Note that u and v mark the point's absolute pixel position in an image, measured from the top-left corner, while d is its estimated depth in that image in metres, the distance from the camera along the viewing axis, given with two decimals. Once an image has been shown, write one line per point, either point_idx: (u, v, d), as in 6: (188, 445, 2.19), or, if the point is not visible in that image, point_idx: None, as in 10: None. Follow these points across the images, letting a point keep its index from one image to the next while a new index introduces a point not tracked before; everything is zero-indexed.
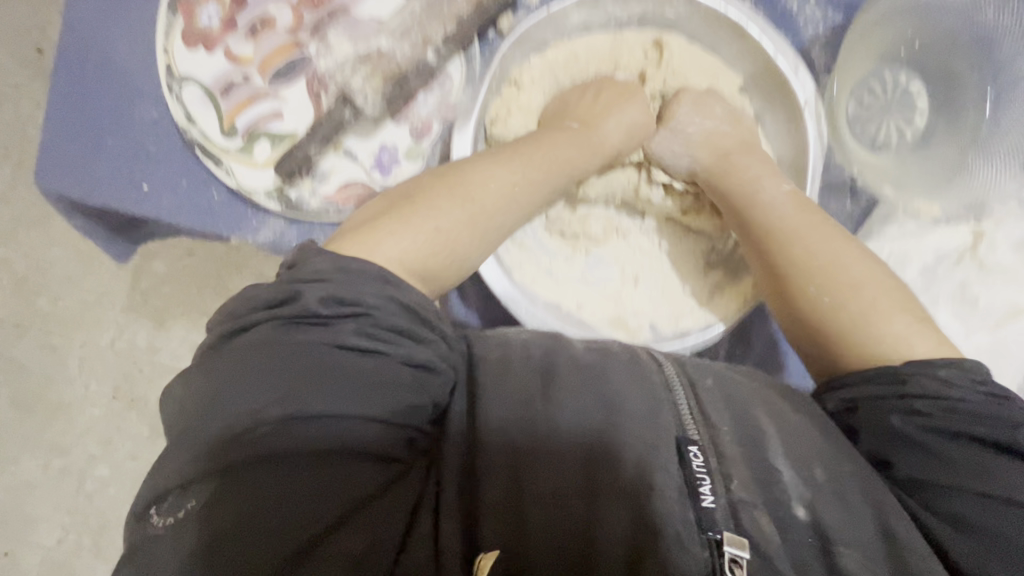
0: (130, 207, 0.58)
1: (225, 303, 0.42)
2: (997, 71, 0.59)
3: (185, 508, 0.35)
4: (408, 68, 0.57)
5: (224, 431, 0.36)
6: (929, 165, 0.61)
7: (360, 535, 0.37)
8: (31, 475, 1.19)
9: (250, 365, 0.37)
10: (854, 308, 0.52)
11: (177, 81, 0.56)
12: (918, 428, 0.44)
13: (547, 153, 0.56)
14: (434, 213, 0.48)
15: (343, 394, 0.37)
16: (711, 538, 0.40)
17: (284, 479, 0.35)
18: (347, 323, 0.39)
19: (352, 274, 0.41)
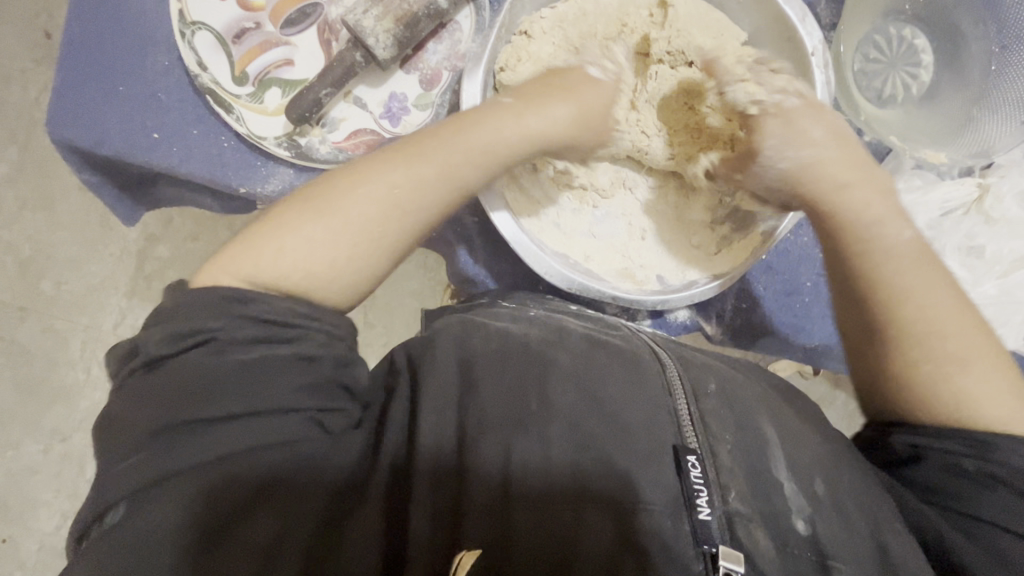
0: (141, 154, 0.59)
1: (112, 353, 0.43)
2: (1002, 23, 0.59)
3: (113, 517, 0.36)
4: (419, 9, 0.55)
5: (130, 460, 0.37)
6: (935, 117, 0.62)
7: (284, 533, 0.38)
8: (32, 460, 1.19)
9: (167, 383, 0.39)
10: (918, 332, 0.48)
11: (190, 26, 0.56)
12: (978, 471, 0.44)
13: (470, 138, 0.49)
14: (316, 231, 0.45)
15: (236, 400, 0.39)
16: (707, 552, 0.39)
17: (195, 484, 0.37)
18: (196, 350, 0.39)
19: (195, 303, 0.41)
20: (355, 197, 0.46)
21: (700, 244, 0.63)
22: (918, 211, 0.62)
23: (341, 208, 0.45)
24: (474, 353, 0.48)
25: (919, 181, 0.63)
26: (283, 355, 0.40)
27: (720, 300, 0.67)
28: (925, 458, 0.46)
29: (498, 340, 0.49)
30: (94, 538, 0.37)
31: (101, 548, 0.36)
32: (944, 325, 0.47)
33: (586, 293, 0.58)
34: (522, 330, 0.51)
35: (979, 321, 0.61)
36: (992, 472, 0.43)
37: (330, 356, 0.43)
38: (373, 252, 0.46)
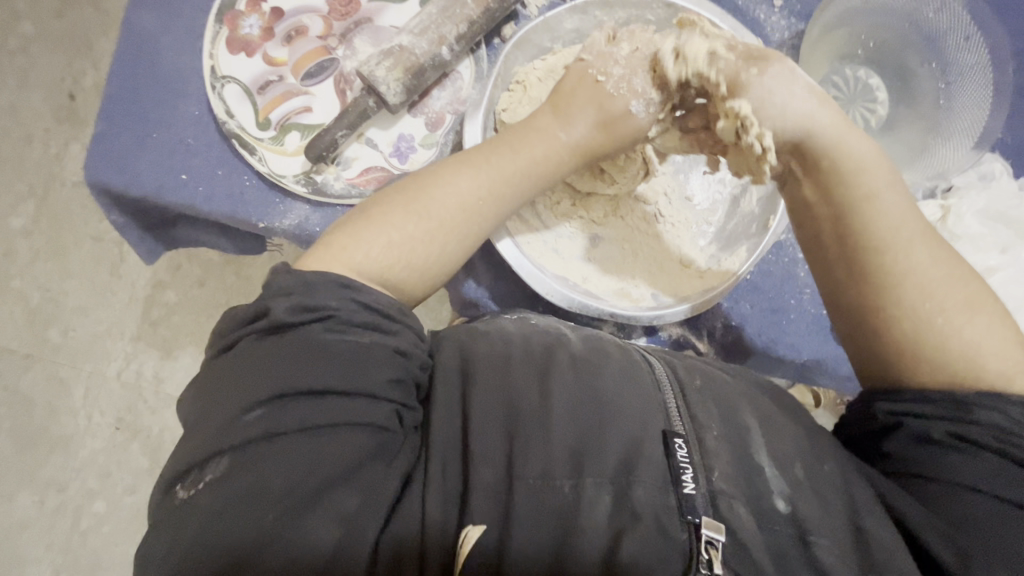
0: (169, 194, 0.64)
1: (224, 315, 0.48)
2: (946, 65, 0.67)
3: (205, 480, 0.40)
4: (426, 61, 0.61)
5: (247, 417, 0.41)
6: (895, 146, 0.69)
7: (362, 509, 0.41)
8: (25, 513, 1.18)
9: (268, 359, 0.43)
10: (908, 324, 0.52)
11: (220, 80, 0.63)
12: (946, 433, 0.48)
13: (523, 155, 0.56)
14: (390, 247, 0.51)
15: (344, 380, 0.43)
16: (692, 523, 0.42)
17: (299, 450, 0.40)
18: (315, 325, 0.44)
19: (315, 283, 0.46)
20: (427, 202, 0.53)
21: (691, 263, 0.67)
22: None
23: (418, 228, 0.52)
24: (474, 353, 0.50)
25: None
26: (384, 347, 0.45)
27: (710, 319, 0.70)
28: (902, 426, 0.50)
29: (500, 342, 0.52)
30: (191, 485, 0.40)
31: (202, 495, 0.40)
32: (932, 276, 0.52)
33: (585, 311, 0.62)
34: (520, 335, 0.53)
35: None
36: (962, 435, 0.47)
37: (416, 356, 0.48)
38: (445, 261, 0.54)
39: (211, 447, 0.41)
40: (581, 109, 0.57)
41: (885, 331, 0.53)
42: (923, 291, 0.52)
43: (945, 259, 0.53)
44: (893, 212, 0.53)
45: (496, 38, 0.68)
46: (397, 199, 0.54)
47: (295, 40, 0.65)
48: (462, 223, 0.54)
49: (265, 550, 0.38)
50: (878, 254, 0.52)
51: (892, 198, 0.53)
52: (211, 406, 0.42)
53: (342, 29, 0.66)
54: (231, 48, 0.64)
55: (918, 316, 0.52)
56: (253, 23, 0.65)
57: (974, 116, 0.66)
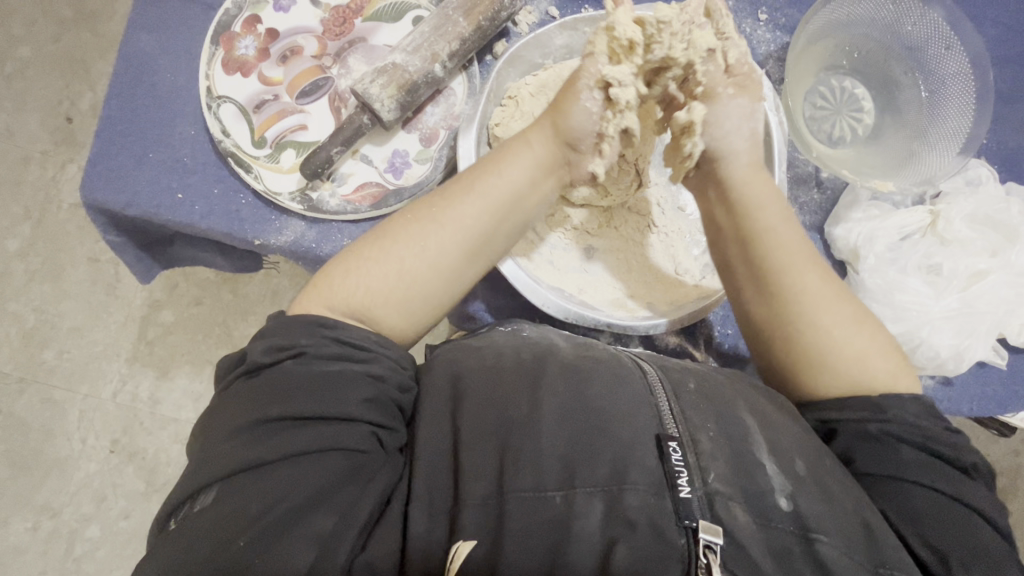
0: (166, 213, 0.65)
1: (221, 362, 0.50)
2: (927, 75, 0.69)
3: (189, 514, 0.40)
4: (419, 78, 0.62)
5: (226, 449, 0.41)
6: (883, 153, 0.70)
7: (337, 531, 0.40)
8: (18, 540, 1.16)
9: (246, 395, 0.43)
10: (809, 344, 0.53)
11: (216, 100, 0.64)
12: (881, 432, 0.49)
13: (495, 174, 0.55)
14: (358, 280, 0.51)
15: (316, 406, 0.43)
16: (689, 527, 0.42)
17: (270, 479, 0.40)
18: (289, 361, 0.45)
19: (290, 323, 0.47)
20: (406, 236, 0.52)
21: (685, 272, 0.68)
22: (880, 236, 0.67)
23: (384, 259, 0.52)
24: (465, 368, 0.50)
25: (876, 210, 0.68)
26: (354, 372, 0.45)
27: (707, 328, 0.70)
28: (839, 432, 0.51)
29: (491, 356, 0.52)
30: (179, 520, 0.41)
31: (185, 528, 0.40)
32: (829, 307, 0.53)
33: (582, 322, 0.63)
34: (511, 347, 0.53)
35: (948, 334, 0.65)
36: (887, 431, 0.49)
37: (393, 379, 0.47)
38: (423, 294, 0.52)
39: (196, 482, 0.41)
40: (540, 130, 0.56)
41: (784, 342, 0.54)
42: (818, 309, 0.53)
43: (838, 292, 0.54)
44: (789, 242, 0.55)
45: (488, 55, 0.69)
46: (369, 236, 0.54)
47: (291, 60, 0.66)
48: (428, 250, 0.52)
49: None
50: (784, 277, 0.54)
51: (786, 232, 0.55)
52: (201, 444, 0.43)
53: (337, 48, 0.67)
54: (227, 69, 0.65)
55: (818, 330, 0.53)
56: (249, 44, 0.66)
57: (959, 122, 0.67)
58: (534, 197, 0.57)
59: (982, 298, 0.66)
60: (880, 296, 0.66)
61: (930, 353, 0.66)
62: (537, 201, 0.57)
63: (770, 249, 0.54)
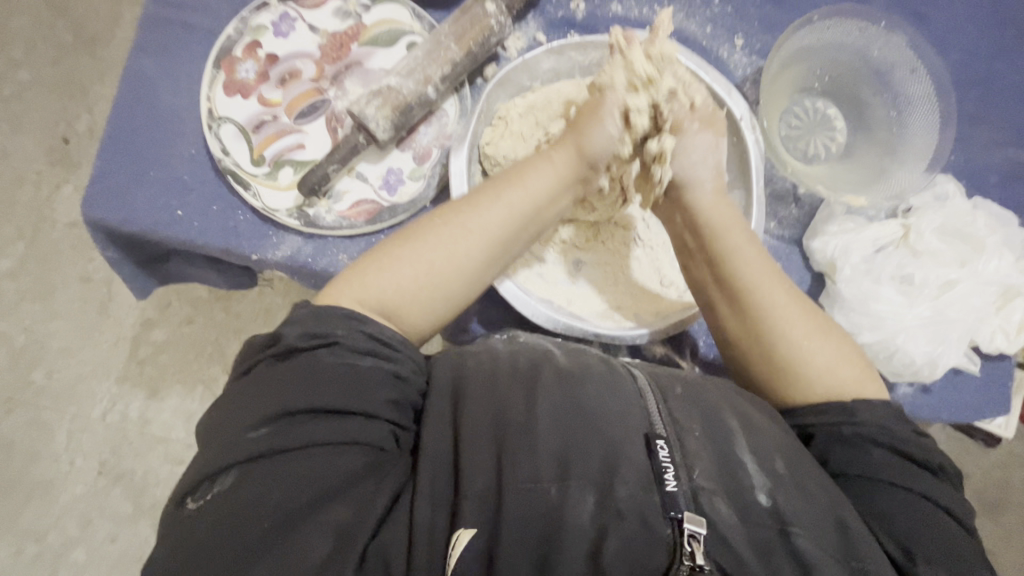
0: (165, 229, 0.67)
1: (246, 346, 0.51)
2: (894, 95, 0.73)
3: (211, 495, 0.41)
4: (412, 100, 0.65)
5: (252, 436, 0.43)
6: (855, 170, 0.74)
7: (354, 521, 0.42)
8: (1, 564, 1.14)
9: (276, 379, 0.45)
10: (784, 355, 0.56)
11: (216, 120, 0.67)
12: (855, 435, 0.51)
13: (521, 187, 0.58)
14: (388, 277, 0.53)
15: (341, 399, 0.45)
16: (675, 518, 0.43)
17: (295, 467, 0.42)
18: (321, 350, 0.47)
19: (325, 314, 0.49)
20: (435, 240, 0.55)
21: (670, 283, 0.70)
22: (855, 248, 0.70)
23: (413, 259, 0.54)
24: (467, 371, 0.52)
25: (851, 223, 0.71)
26: (382, 372, 0.47)
27: (692, 338, 0.72)
28: (813, 436, 0.53)
29: (489, 360, 0.53)
30: (198, 499, 0.42)
31: (207, 509, 0.41)
32: (800, 322, 0.57)
33: (570, 332, 0.65)
34: (508, 352, 0.55)
35: (922, 341, 0.68)
36: (858, 433, 0.51)
37: (415, 381, 0.50)
38: (448, 295, 0.55)
39: (218, 463, 0.42)
40: (564, 148, 0.60)
41: (760, 353, 0.57)
42: (790, 321, 0.57)
43: (805, 306, 0.59)
44: (752, 264, 0.59)
45: (479, 78, 0.72)
46: (399, 235, 0.56)
47: (289, 83, 0.69)
48: (457, 252, 0.55)
49: (259, 561, 0.39)
50: (755, 294, 0.58)
51: (751, 255, 0.60)
52: (222, 425, 0.44)
53: (333, 72, 0.70)
54: (227, 91, 0.68)
55: (785, 340, 0.56)
56: (249, 68, 0.69)
57: (925, 140, 0.71)
58: (552, 211, 0.60)
59: (954, 306, 0.68)
60: (856, 305, 0.69)
61: (906, 360, 0.68)
62: (555, 212, 0.60)
63: (743, 268, 0.59)
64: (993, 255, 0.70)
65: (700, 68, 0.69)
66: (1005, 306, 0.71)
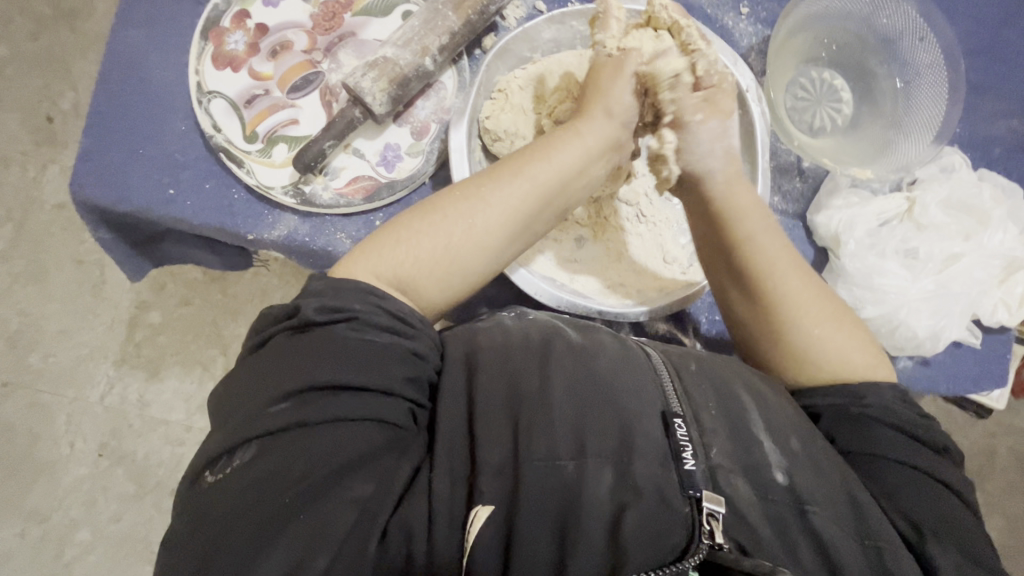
0: (158, 208, 0.65)
1: (259, 317, 0.49)
2: (902, 65, 0.72)
3: (232, 466, 0.41)
4: (410, 71, 0.63)
5: (272, 409, 0.42)
6: (860, 143, 0.72)
7: (375, 495, 0.42)
8: (8, 545, 1.15)
9: (295, 352, 0.44)
10: (801, 332, 0.56)
11: (206, 95, 0.65)
12: (862, 415, 0.51)
13: (545, 160, 0.56)
14: (408, 250, 0.52)
15: (360, 374, 0.44)
16: (693, 497, 0.43)
17: (316, 442, 0.41)
18: (339, 325, 0.46)
19: (343, 287, 0.48)
20: (455, 215, 0.53)
21: (674, 260, 0.70)
22: (859, 222, 0.69)
23: (433, 233, 0.52)
24: (480, 346, 0.52)
25: (856, 197, 0.70)
26: (400, 348, 0.47)
27: (694, 313, 0.72)
28: (821, 417, 0.53)
29: (502, 335, 0.53)
30: (217, 473, 0.41)
31: (227, 484, 0.40)
32: (817, 305, 0.57)
33: (574, 310, 0.64)
34: (519, 327, 0.55)
35: (925, 315, 0.68)
36: (865, 412, 0.51)
37: (431, 359, 0.49)
38: (463, 272, 0.53)
39: (236, 437, 0.41)
40: (591, 119, 0.58)
41: (776, 328, 0.57)
42: (807, 301, 0.56)
43: (822, 291, 0.58)
44: (770, 249, 0.57)
45: (477, 49, 0.70)
46: (416, 209, 0.55)
47: (281, 55, 0.67)
48: (475, 228, 0.53)
49: (283, 534, 0.38)
50: (777, 271, 0.57)
51: (770, 240, 0.58)
52: (240, 398, 0.43)
53: (326, 43, 0.67)
54: (216, 64, 0.65)
55: (798, 326, 0.56)
56: (238, 39, 0.66)
57: (933, 112, 0.70)
58: (577, 184, 0.57)
59: (956, 280, 0.68)
60: (859, 279, 0.68)
61: (908, 334, 0.68)
62: (584, 185, 0.58)
63: (767, 247, 0.58)
64: (998, 228, 0.69)
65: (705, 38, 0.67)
66: (1007, 280, 0.71)
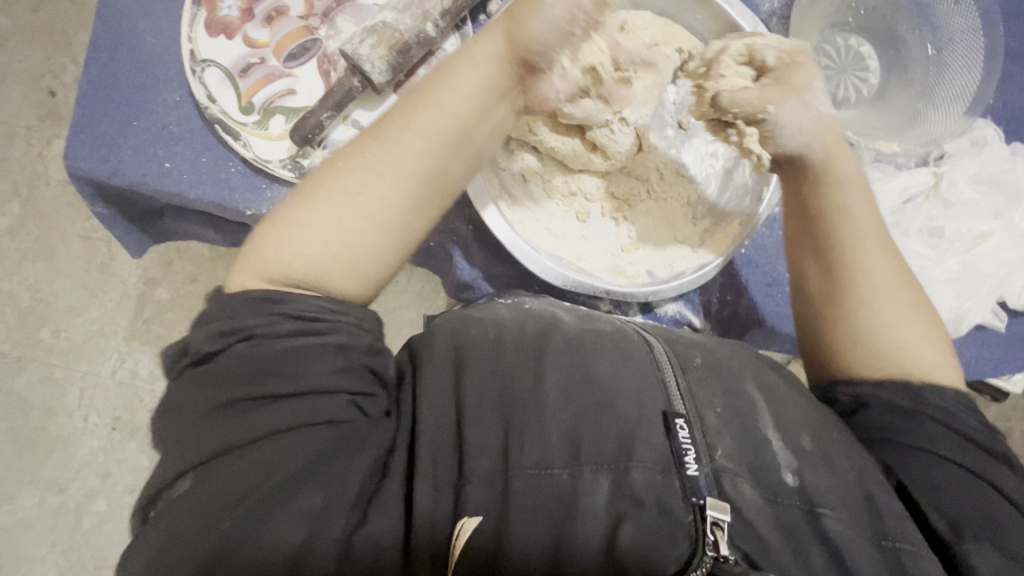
0: (152, 182, 0.63)
1: (166, 353, 0.48)
2: (934, 29, 0.67)
3: (170, 501, 0.41)
4: (411, 37, 0.60)
5: (199, 436, 0.41)
6: (888, 114, 0.68)
7: (326, 505, 0.41)
8: (26, 515, 1.17)
9: (200, 388, 0.43)
10: (889, 317, 0.54)
11: (200, 63, 0.62)
12: (910, 408, 0.50)
13: (438, 106, 0.51)
14: (293, 244, 0.47)
15: (279, 385, 0.42)
16: (697, 504, 0.42)
17: (250, 461, 0.41)
18: (239, 345, 0.43)
19: (233, 305, 0.45)
20: (344, 187, 0.49)
21: (686, 238, 0.67)
22: (881, 199, 0.66)
23: (317, 214, 0.48)
24: (469, 342, 0.50)
25: (878, 172, 0.67)
26: (315, 344, 0.44)
27: (707, 293, 0.70)
28: (866, 406, 0.52)
29: (494, 329, 0.52)
30: (162, 507, 0.41)
31: (171, 516, 0.40)
32: (904, 297, 0.55)
33: (580, 289, 0.62)
34: (513, 320, 0.54)
35: (949, 297, 0.65)
36: (915, 407, 0.50)
37: (354, 343, 0.46)
38: (366, 249, 0.49)
39: (179, 467, 0.41)
40: (483, 48, 0.51)
41: (861, 309, 0.54)
42: (891, 288, 0.55)
43: (914, 289, 0.56)
44: (862, 225, 0.56)
45: (481, 14, 0.67)
46: (299, 191, 0.50)
47: (277, 21, 0.64)
48: (365, 199, 0.48)
49: (233, 560, 0.39)
50: (872, 250, 0.55)
51: (860, 209, 0.56)
52: (176, 431, 0.43)
53: (324, 8, 0.65)
54: (210, 31, 0.63)
55: (871, 309, 0.54)
56: (232, 4, 0.63)
57: (966, 80, 0.66)
58: (478, 132, 0.52)
59: (983, 259, 0.65)
60: None
61: None
62: (487, 128, 0.53)
63: (862, 224, 0.56)
64: None
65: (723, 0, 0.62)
66: None
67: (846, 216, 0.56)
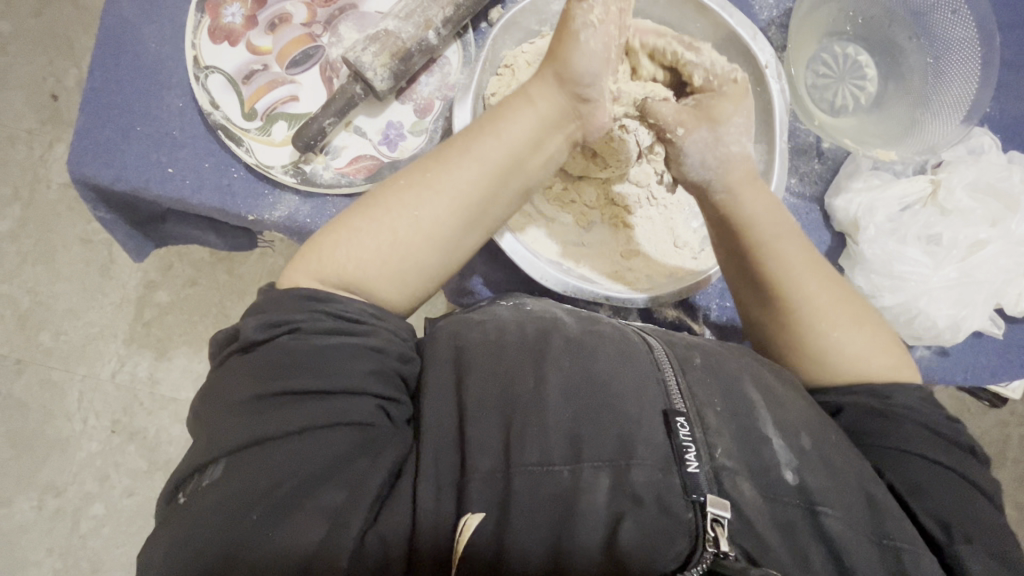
0: (155, 187, 0.64)
1: (215, 341, 0.50)
2: (931, 39, 0.68)
3: (200, 486, 0.41)
4: (412, 45, 0.61)
5: (232, 423, 0.42)
6: (885, 122, 0.69)
7: (348, 503, 0.42)
8: (24, 518, 1.17)
9: (243, 375, 0.44)
10: (834, 337, 0.54)
11: (204, 70, 0.63)
12: (887, 409, 0.51)
13: (495, 140, 0.52)
14: (351, 250, 0.50)
15: (318, 380, 0.44)
16: (697, 502, 0.42)
17: (280, 454, 0.41)
18: (285, 337, 0.45)
19: (283, 298, 0.47)
20: (402, 208, 0.50)
21: (685, 245, 0.67)
22: (879, 207, 0.66)
23: (376, 229, 0.50)
24: (468, 342, 0.51)
25: (876, 180, 0.68)
26: (353, 345, 0.46)
27: (706, 299, 0.70)
28: (845, 411, 0.52)
29: (494, 329, 0.53)
30: (188, 491, 0.42)
31: (194, 502, 0.41)
32: (843, 311, 0.55)
33: (581, 295, 0.63)
34: (514, 321, 0.54)
35: (946, 304, 0.66)
36: (892, 408, 0.51)
37: (393, 350, 0.48)
38: (417, 267, 0.51)
39: (208, 454, 0.42)
40: (541, 83, 0.52)
41: (804, 335, 0.54)
42: (830, 309, 0.54)
43: (853, 299, 0.56)
44: (789, 253, 0.54)
45: (483, 22, 0.68)
46: (360, 202, 0.52)
47: (280, 28, 0.65)
48: (421, 221, 0.50)
49: (254, 550, 0.39)
50: (804, 276, 0.54)
51: (789, 245, 0.55)
52: (209, 419, 0.44)
53: (327, 16, 0.65)
54: (214, 38, 0.63)
55: (816, 333, 0.54)
56: (235, 12, 0.64)
57: (963, 89, 0.66)
58: (530, 165, 0.53)
59: (981, 267, 0.66)
60: (879, 267, 0.66)
61: (927, 323, 0.66)
62: (540, 162, 0.53)
63: (790, 250, 0.54)
64: None
65: (722, 10, 0.63)
66: None
67: (774, 248, 0.54)
